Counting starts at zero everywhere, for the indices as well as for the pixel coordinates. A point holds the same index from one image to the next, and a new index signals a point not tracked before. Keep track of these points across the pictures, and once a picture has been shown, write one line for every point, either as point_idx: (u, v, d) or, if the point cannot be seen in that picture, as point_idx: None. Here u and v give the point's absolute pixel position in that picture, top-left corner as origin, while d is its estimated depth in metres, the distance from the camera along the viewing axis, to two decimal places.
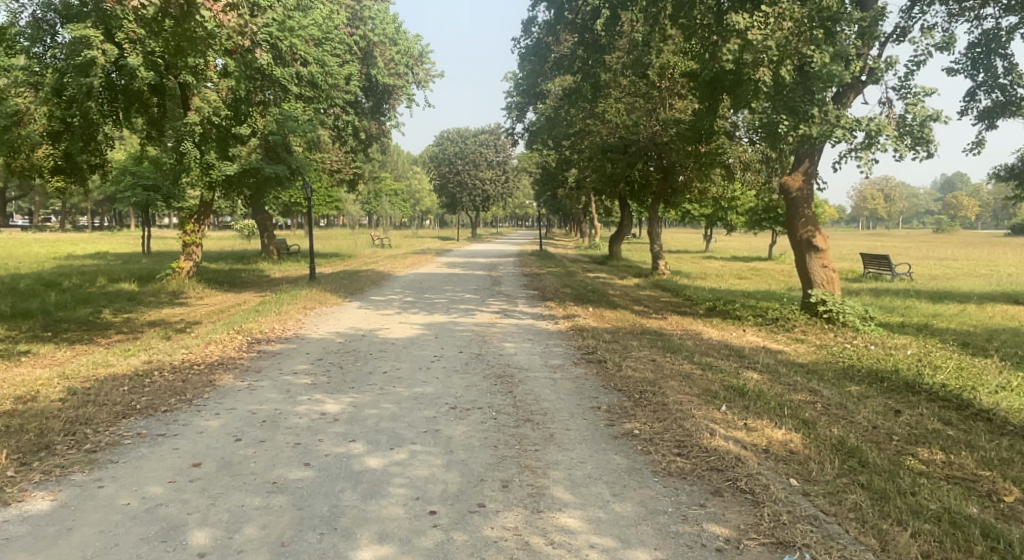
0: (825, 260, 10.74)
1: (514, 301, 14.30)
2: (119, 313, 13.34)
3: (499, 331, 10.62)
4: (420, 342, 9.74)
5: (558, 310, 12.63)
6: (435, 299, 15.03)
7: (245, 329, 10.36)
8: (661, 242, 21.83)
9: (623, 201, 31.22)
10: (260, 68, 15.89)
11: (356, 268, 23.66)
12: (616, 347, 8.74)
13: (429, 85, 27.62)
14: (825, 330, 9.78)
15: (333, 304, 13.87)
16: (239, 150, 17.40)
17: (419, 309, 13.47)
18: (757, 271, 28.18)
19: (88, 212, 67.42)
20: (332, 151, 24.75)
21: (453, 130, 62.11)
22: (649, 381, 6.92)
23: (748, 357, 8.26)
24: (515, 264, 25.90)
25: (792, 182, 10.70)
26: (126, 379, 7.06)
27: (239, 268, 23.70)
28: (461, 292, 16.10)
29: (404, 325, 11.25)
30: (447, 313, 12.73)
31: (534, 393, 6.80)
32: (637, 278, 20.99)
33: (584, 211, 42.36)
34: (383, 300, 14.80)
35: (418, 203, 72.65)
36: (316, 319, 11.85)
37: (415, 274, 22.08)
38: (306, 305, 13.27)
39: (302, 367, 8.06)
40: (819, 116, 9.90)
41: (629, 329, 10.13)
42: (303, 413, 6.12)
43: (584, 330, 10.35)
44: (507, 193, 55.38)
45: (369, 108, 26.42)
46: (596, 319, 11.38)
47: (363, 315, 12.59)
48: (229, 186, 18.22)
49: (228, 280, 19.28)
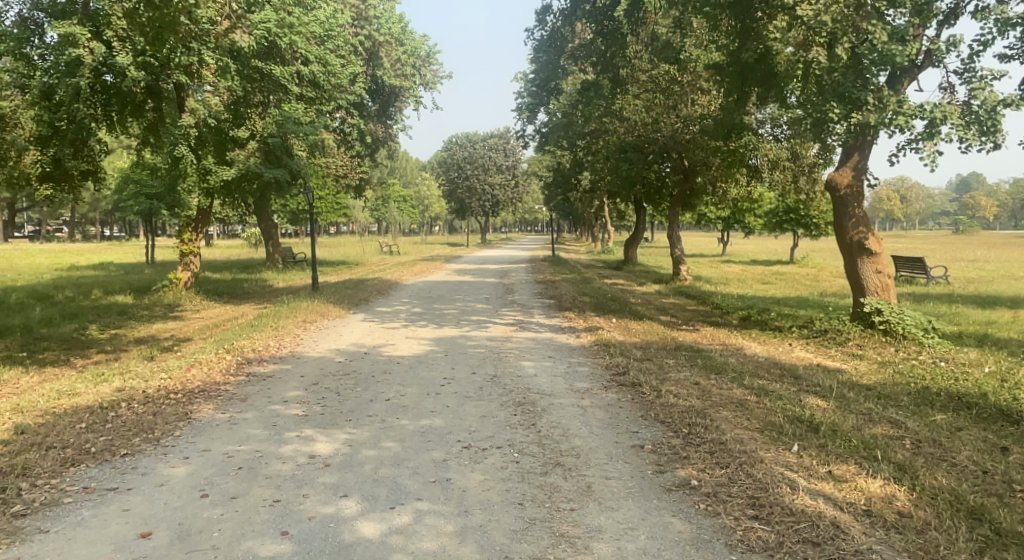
0: (879, 266, 9.65)
1: (528, 312, 13.27)
2: (107, 329, 12.43)
3: (515, 347, 9.58)
4: (428, 361, 8.72)
5: (578, 322, 11.59)
6: (444, 310, 14.03)
7: (235, 347, 9.37)
8: (682, 246, 20.74)
9: (638, 204, 30.16)
10: (258, 68, 15.37)
11: (362, 276, 22.73)
12: (650, 366, 7.69)
13: (437, 86, 26.73)
14: (884, 344, 8.74)
15: (336, 317, 12.88)
16: (237, 154, 16.41)
17: (427, 321, 12.47)
18: (781, 276, 27.03)
19: (96, 222, 67.13)
20: (337, 155, 23.85)
21: (462, 135, 61.23)
22: (699, 410, 5.87)
23: (804, 378, 7.21)
24: (528, 271, 24.85)
25: (840, 178, 9.74)
26: (87, 412, 6.08)
27: (243, 277, 22.84)
28: (472, 303, 15.09)
29: (411, 341, 10.24)
30: (457, 326, 11.72)
31: (562, 427, 5.76)
32: (658, 284, 19.93)
33: (598, 215, 41.31)
34: (389, 311, 13.82)
35: (427, 210, 71.75)
36: (316, 334, 10.86)
37: (424, 282, 21.10)
38: (307, 318, 12.30)
39: (294, 393, 7.06)
40: (873, 103, 8.87)
41: (662, 343, 9.09)
42: (288, 456, 5.11)
43: (610, 345, 9.30)
44: (518, 199, 54.41)
45: (375, 111, 25.55)
46: (622, 331, 10.34)
47: (367, 329, 11.62)
48: (228, 192, 17.31)
49: (229, 290, 18.39)
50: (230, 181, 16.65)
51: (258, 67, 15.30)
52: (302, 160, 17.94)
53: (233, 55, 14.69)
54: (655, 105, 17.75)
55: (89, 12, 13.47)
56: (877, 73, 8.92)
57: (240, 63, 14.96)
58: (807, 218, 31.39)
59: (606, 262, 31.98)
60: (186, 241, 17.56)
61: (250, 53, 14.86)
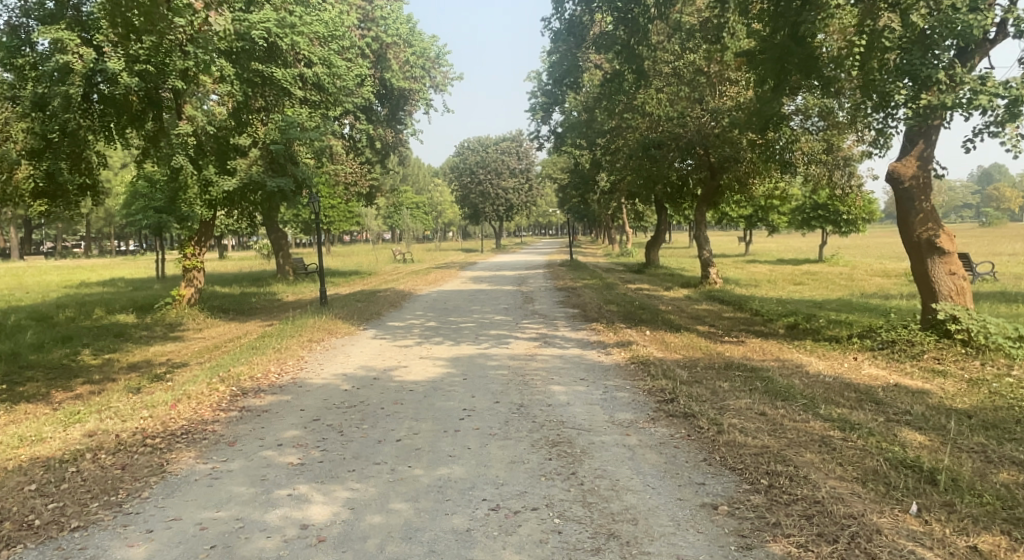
0: (952, 266, 8.59)
1: (552, 325, 12.24)
2: (100, 354, 11.53)
3: (542, 367, 8.55)
4: (445, 387, 7.72)
5: (608, 336, 10.54)
6: (460, 324, 13.04)
7: (231, 375, 8.38)
8: (711, 247, 19.60)
9: (659, 204, 29.00)
10: (259, 72, 14.55)
11: (375, 287, 21.82)
12: (702, 391, 6.64)
13: (448, 88, 25.81)
14: (966, 357, 7.67)
15: (345, 335, 11.90)
16: (238, 163, 15.49)
17: (442, 338, 11.47)
18: (813, 276, 25.78)
19: (110, 237, 67.00)
20: (347, 162, 22.98)
21: (474, 139, 60.32)
22: (775, 452, 4.82)
23: (886, 403, 6.13)
24: (547, 277, 23.84)
25: (903, 169, 8.67)
26: (41, 468, 5.11)
27: (251, 291, 22.01)
28: (490, 315, 14.10)
29: (426, 362, 9.24)
30: (475, 343, 10.72)
31: (609, 477, 4.72)
32: (686, 289, 18.81)
33: (616, 217, 40.19)
34: (402, 326, 12.86)
35: (441, 216, 70.87)
36: (323, 357, 9.87)
37: (438, 292, 20.13)
38: (313, 337, 11.36)
39: (291, 433, 6.08)
40: (946, 81, 7.80)
41: (709, 361, 8.03)
42: (274, 526, 4.13)
43: (650, 363, 8.25)
44: (533, 202, 53.37)
45: (384, 115, 24.70)
46: (661, 347, 9.28)
47: (378, 348, 10.66)
48: (231, 203, 16.42)
49: (235, 306, 17.49)
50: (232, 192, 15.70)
51: (259, 70, 14.50)
52: (309, 168, 17.06)
53: (231, 58, 13.95)
54: (680, 99, 16.69)
55: (79, 16, 12.70)
56: (948, 47, 7.88)
57: (239, 66, 14.20)
58: (836, 214, 30.12)
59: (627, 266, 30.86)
60: (189, 256, 16.64)
61: (249, 55, 14.14)
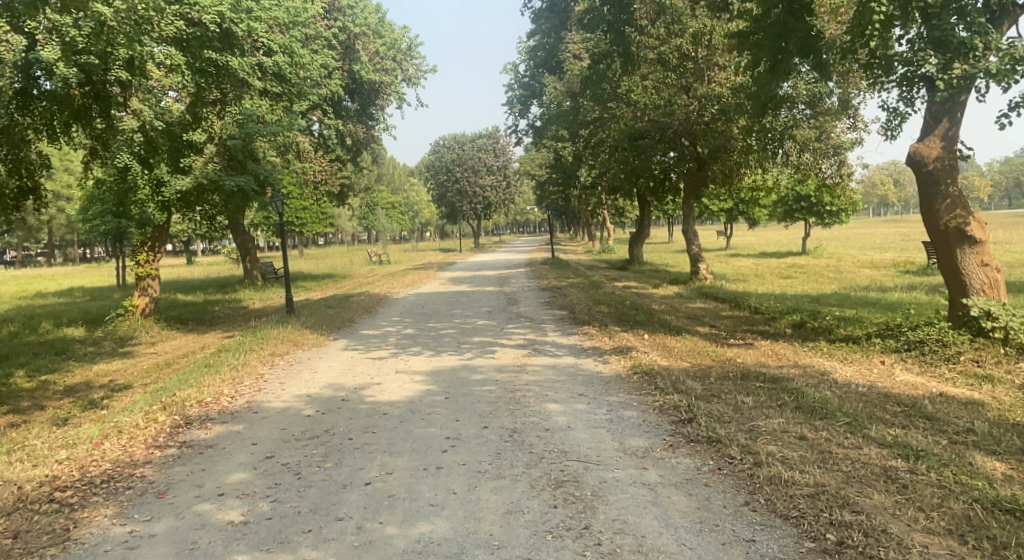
0: (983, 257, 7.75)
1: (538, 330, 11.26)
2: (36, 375, 10.28)
3: (533, 382, 7.55)
4: (424, 410, 6.68)
5: (602, 341, 9.58)
6: (439, 331, 11.99)
7: (175, 401, 7.26)
8: (700, 242, 18.75)
9: (642, 199, 28.17)
10: (212, 60, 13.28)
11: (348, 292, 20.65)
12: (724, 409, 5.69)
13: (420, 81, 24.71)
14: (1010, 359, 6.83)
15: (313, 347, 10.79)
16: (193, 160, 14.15)
17: (419, 347, 10.41)
18: (800, 269, 25.14)
19: (73, 245, 64.57)
20: (316, 160, 21.78)
21: (449, 137, 59.18)
22: (835, 494, 3.88)
23: (941, 419, 5.22)
24: (529, 276, 22.85)
25: (927, 151, 7.81)
26: None
27: (215, 299, 20.68)
28: (471, 319, 13.07)
29: (401, 377, 8.20)
30: (456, 353, 9.70)
31: (632, 533, 3.76)
32: (676, 286, 17.94)
33: (596, 213, 39.37)
34: (375, 335, 11.79)
35: (417, 216, 69.59)
36: (287, 374, 8.77)
37: (415, 295, 19.05)
38: (276, 351, 10.25)
39: (237, 477, 5.02)
40: (980, 47, 7.04)
41: (723, 371, 7.08)
42: None
43: (655, 375, 7.27)
44: (510, 200, 52.35)
45: (354, 110, 23.55)
46: (663, 353, 8.32)
47: (349, 361, 9.60)
48: (187, 205, 15.09)
49: (195, 316, 16.21)
50: (187, 192, 14.37)
51: (212, 59, 13.29)
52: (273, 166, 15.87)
53: (180, 46, 12.56)
54: (666, 86, 15.80)
55: None
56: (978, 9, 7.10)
57: (190, 54, 12.88)
58: (820, 205, 29.59)
59: (610, 263, 30.02)
60: (142, 263, 15.29)
61: (200, 42, 12.88)
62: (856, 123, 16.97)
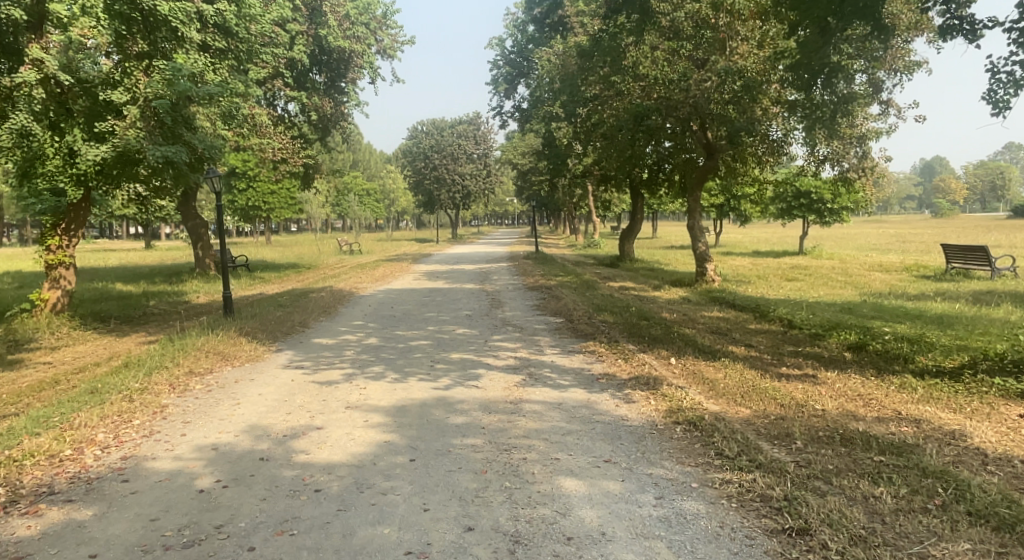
0: None
1: (530, 346, 9.06)
2: None
3: (536, 435, 5.36)
4: (376, 483, 4.49)
5: (618, 367, 7.45)
6: (407, 342, 9.76)
7: (11, 460, 4.95)
8: (707, 240, 16.68)
9: (634, 192, 26.06)
10: (138, 4, 10.80)
11: (308, 286, 18.23)
12: (851, 513, 3.59)
13: (396, 54, 22.20)
14: None
15: (245, 364, 8.49)
16: (111, 126, 11.30)
17: (382, 367, 8.18)
18: (804, 270, 23.27)
19: (25, 227, 60.67)
20: (275, 135, 19.33)
21: (429, 123, 56.65)
22: None
23: None
24: (513, 273, 20.65)
25: None
26: None
27: (154, 291, 18.11)
28: (447, 328, 10.84)
29: (352, 420, 5.97)
30: (428, 379, 7.48)
31: None
32: (681, 289, 15.87)
33: (581, 205, 37.23)
34: (329, 347, 9.52)
35: (393, 204, 66.89)
36: (198, 409, 6.45)
37: (383, 292, 16.72)
38: (195, 369, 7.94)
39: None
40: None
41: (809, 429, 4.95)
42: None
43: (709, 430, 5.12)
44: (491, 190, 49.98)
45: (323, 83, 21.13)
46: (707, 392, 6.17)
47: (288, 386, 7.36)
48: (109, 180, 12.45)
49: (120, 314, 13.69)
50: (106, 164, 11.75)
51: (138, 3, 10.76)
52: (217, 139, 13.31)
53: None
54: (679, 58, 13.73)
55: None
56: None
57: None
58: (821, 203, 27.81)
59: (598, 258, 27.95)
60: (53, 249, 12.71)
61: None
62: (888, 111, 14.98)
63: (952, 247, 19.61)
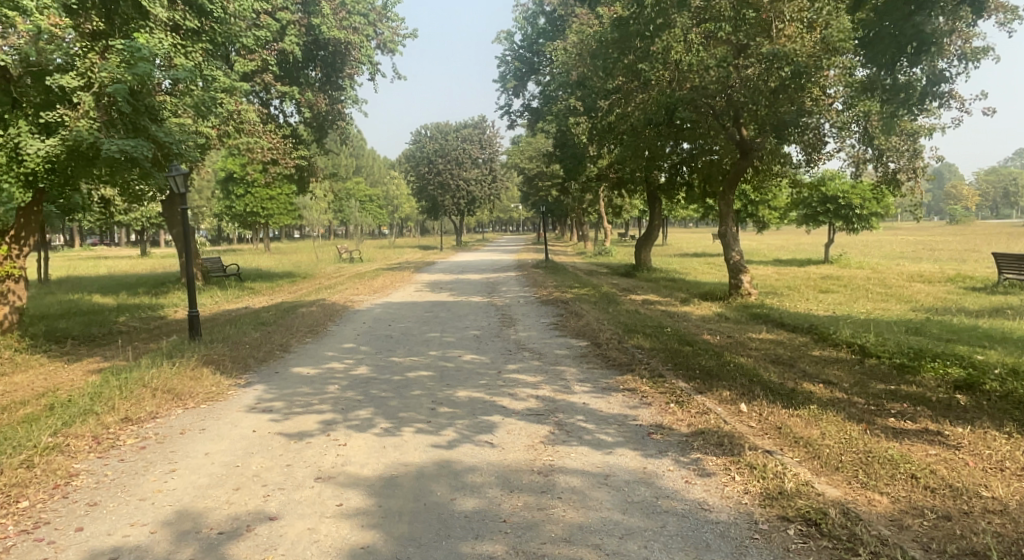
0: None
1: (554, 381, 7.37)
2: None
3: (579, 538, 3.72)
4: None
5: (673, 417, 5.76)
6: (403, 373, 8.07)
7: None
8: (741, 248, 14.99)
9: (652, 196, 24.37)
10: None
11: (301, 298, 16.60)
12: None
13: (397, 48, 20.58)
14: None
15: (201, 405, 6.84)
16: (60, 116, 9.67)
17: (369, 410, 6.50)
18: (837, 280, 21.55)
19: None
20: (264, 134, 17.76)
21: (433, 126, 55.17)
22: None
23: None
24: (523, 284, 19.01)
25: None
26: None
27: (131, 305, 16.53)
28: (451, 353, 9.14)
29: (319, 503, 4.31)
30: (427, 430, 5.81)
31: None
32: (715, 303, 14.19)
33: (591, 211, 35.61)
34: (308, 380, 7.86)
35: (396, 210, 65.39)
36: (115, 482, 4.84)
37: (382, 305, 15.06)
38: (132, 415, 6.29)
39: None
40: None
41: (1002, 546, 3.29)
42: None
43: (845, 540, 3.46)
44: (497, 194, 48.38)
45: (317, 77, 19.54)
46: (812, 463, 4.48)
47: (246, 440, 5.71)
48: (62, 180, 10.75)
49: (82, 333, 12.09)
50: (58, 162, 10.08)
51: None
52: (190, 136, 11.76)
53: None
54: (715, 42, 12.09)
55: None
56: None
57: None
58: (848, 208, 26.10)
59: (611, 268, 26.27)
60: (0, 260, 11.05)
61: None
62: None
63: (1005, 257, 17.86)
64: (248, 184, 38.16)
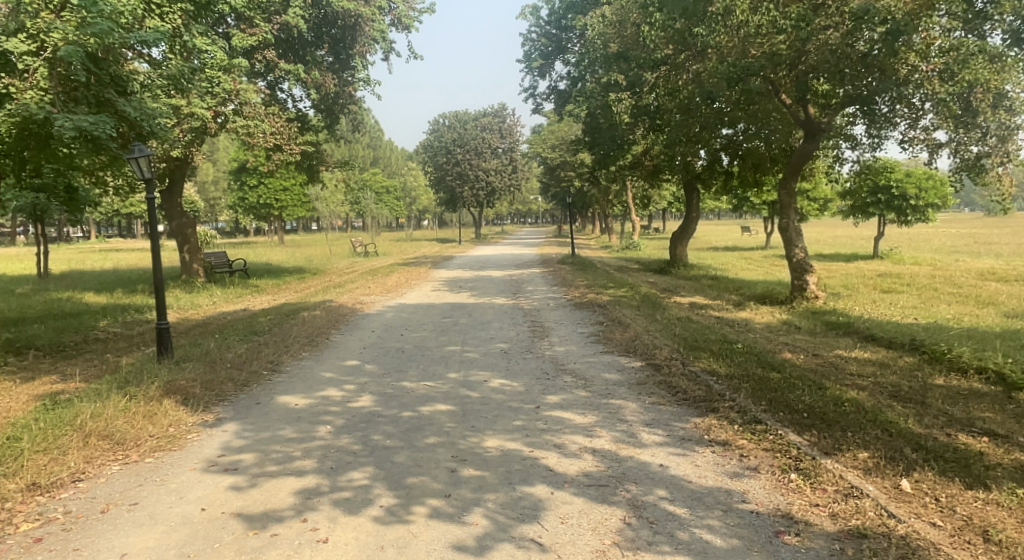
0: None
1: (613, 425, 5.55)
2: None
3: None
4: None
5: (805, 500, 3.96)
6: (415, 409, 6.28)
7: None
8: (804, 245, 13.03)
9: (689, 187, 22.38)
10: None
11: (306, 299, 14.92)
12: None
13: (414, 24, 18.79)
14: None
15: (145, 459, 5.13)
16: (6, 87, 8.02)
17: (366, 472, 4.75)
18: (898, 279, 19.46)
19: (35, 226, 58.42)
20: (266, 117, 16.09)
21: (451, 116, 53.30)
22: None
23: None
24: (552, 282, 17.17)
25: None
26: None
27: (122, 305, 14.98)
28: (475, 378, 7.33)
29: None
30: (445, 514, 4.04)
31: None
32: (777, 308, 12.29)
33: (618, 202, 33.59)
34: (294, 418, 6.10)
35: (414, 203, 63.61)
36: None
37: (394, 308, 13.32)
38: (43, 480, 4.60)
39: None
40: None
41: None
42: None
43: None
44: (518, 185, 46.49)
45: (325, 54, 17.81)
46: None
47: (185, 525, 4.00)
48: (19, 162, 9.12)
49: (49, 343, 10.45)
50: (10, 143, 8.45)
51: None
52: (169, 113, 10.10)
53: None
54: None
55: None
56: None
57: None
58: (902, 198, 23.89)
59: (644, 264, 24.26)
60: None
61: None
62: None
63: None
64: (260, 174, 36.57)
